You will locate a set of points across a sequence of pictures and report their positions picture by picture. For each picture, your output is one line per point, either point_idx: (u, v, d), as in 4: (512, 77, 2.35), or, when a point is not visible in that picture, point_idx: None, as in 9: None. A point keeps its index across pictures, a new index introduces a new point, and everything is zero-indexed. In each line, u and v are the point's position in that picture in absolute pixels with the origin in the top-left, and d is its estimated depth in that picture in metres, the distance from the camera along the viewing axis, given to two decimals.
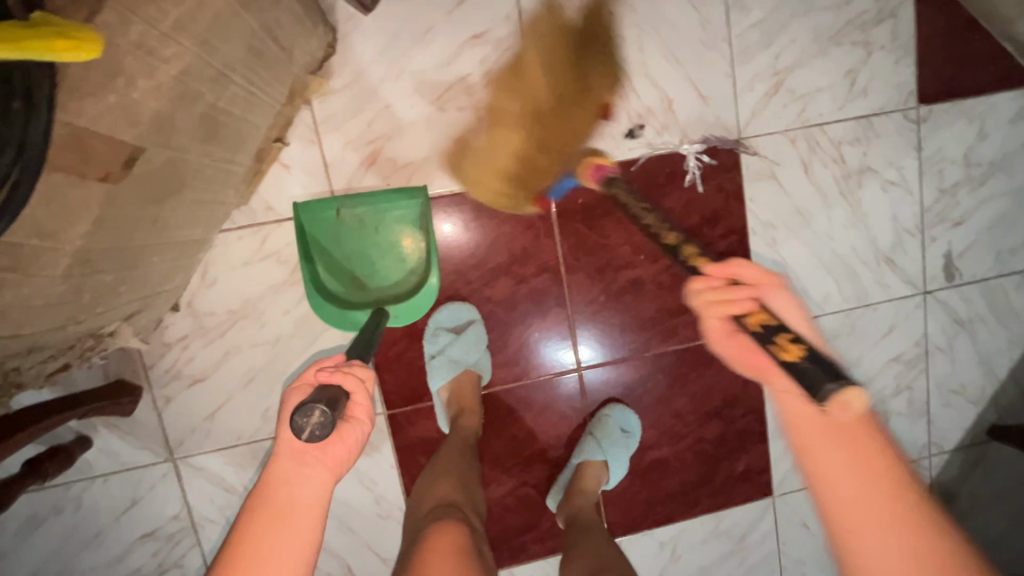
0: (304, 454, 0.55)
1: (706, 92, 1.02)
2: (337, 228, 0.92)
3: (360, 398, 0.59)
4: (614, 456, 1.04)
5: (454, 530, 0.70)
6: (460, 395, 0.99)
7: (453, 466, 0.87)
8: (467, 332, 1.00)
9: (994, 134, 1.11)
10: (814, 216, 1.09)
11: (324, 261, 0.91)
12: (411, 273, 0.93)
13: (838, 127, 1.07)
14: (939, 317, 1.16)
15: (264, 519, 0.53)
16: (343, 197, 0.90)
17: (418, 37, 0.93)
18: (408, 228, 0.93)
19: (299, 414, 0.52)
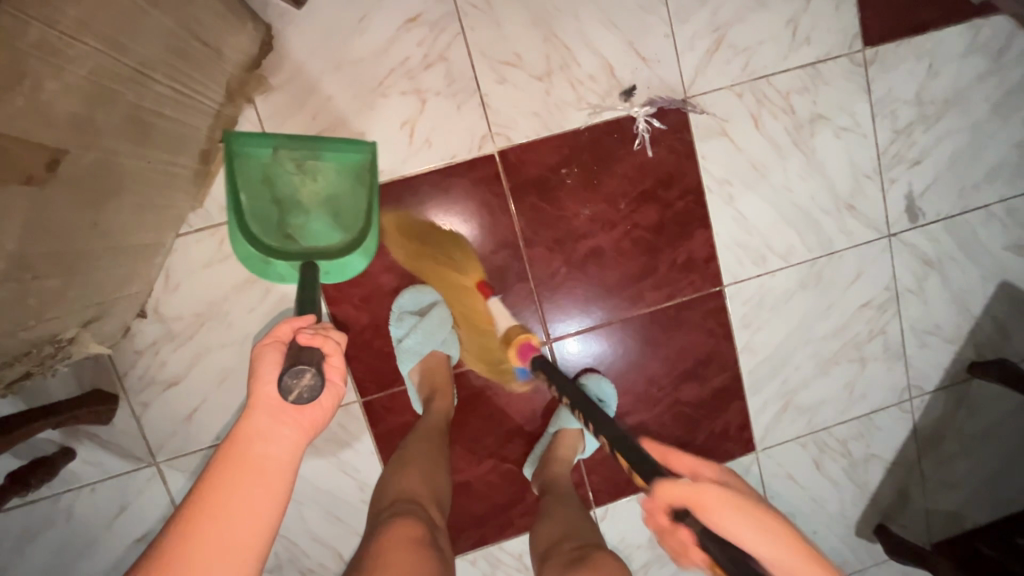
0: (282, 412, 0.53)
1: (647, 54, 1.02)
2: (269, 168, 0.86)
3: (337, 361, 0.57)
4: (590, 425, 1.05)
5: (413, 521, 0.73)
6: (430, 376, 1.01)
7: (417, 452, 0.89)
8: (431, 315, 1.01)
9: (944, 70, 1.11)
10: (770, 168, 1.09)
11: (250, 197, 0.83)
12: (350, 232, 0.89)
13: (784, 78, 1.07)
14: (907, 258, 1.16)
15: (236, 473, 0.51)
16: (281, 137, 0.87)
17: (352, 27, 0.94)
18: (347, 180, 0.91)
19: (289, 375, 0.53)
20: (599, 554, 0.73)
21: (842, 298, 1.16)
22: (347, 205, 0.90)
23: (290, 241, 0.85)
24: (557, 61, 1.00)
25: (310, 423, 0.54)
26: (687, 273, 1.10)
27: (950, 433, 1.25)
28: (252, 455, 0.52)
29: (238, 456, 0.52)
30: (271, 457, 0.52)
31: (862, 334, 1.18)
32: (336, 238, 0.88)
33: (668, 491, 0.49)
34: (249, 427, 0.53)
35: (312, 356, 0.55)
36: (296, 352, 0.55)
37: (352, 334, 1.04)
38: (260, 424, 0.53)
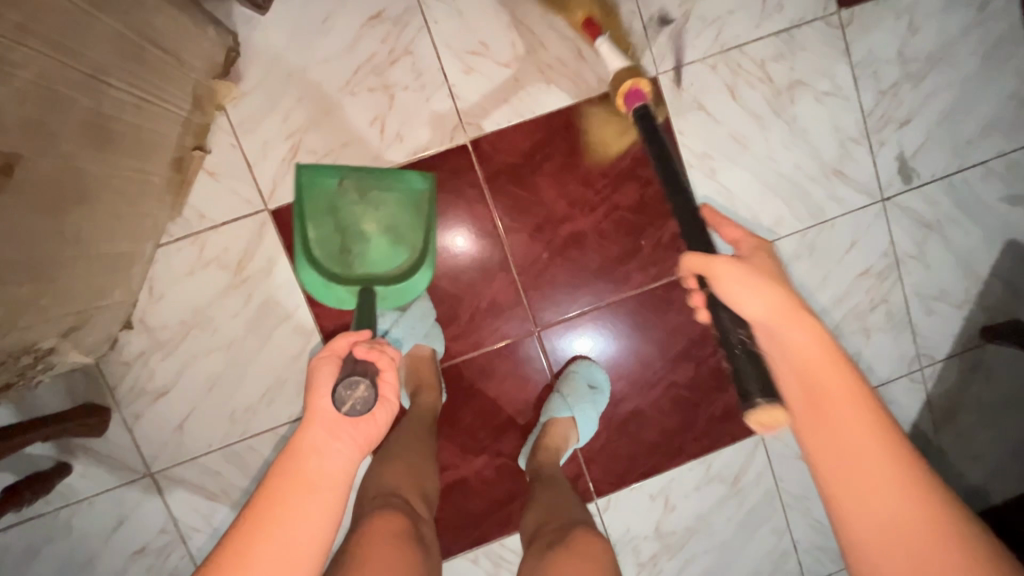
0: (338, 425, 0.58)
1: (614, 33, 1.01)
2: (336, 198, 0.88)
3: (390, 377, 0.63)
4: (581, 413, 1.02)
5: (394, 514, 0.71)
6: (416, 369, 1.00)
7: (403, 447, 0.88)
8: (412, 307, 0.99)
9: (926, 26, 1.08)
10: (751, 139, 1.06)
11: (315, 225, 0.86)
12: (409, 260, 0.89)
13: (757, 46, 1.04)
14: (903, 222, 1.12)
15: (290, 487, 0.54)
16: (347, 169, 0.89)
17: (316, 28, 0.95)
18: (406, 211, 0.91)
19: (345, 386, 0.58)
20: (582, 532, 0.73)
21: (838, 268, 1.12)
22: (408, 232, 0.90)
23: (349, 268, 0.87)
24: (523, 46, 0.99)
25: (362, 440, 0.59)
26: (673, 252, 1.07)
27: (967, 403, 1.19)
28: (306, 470, 0.55)
29: (293, 471, 0.55)
30: (326, 472, 0.56)
31: (863, 303, 1.13)
32: (394, 265, 0.89)
33: (695, 259, 0.66)
34: (306, 443, 0.57)
35: (368, 369, 0.60)
36: (353, 364, 0.61)
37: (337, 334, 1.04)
38: (318, 442, 0.57)
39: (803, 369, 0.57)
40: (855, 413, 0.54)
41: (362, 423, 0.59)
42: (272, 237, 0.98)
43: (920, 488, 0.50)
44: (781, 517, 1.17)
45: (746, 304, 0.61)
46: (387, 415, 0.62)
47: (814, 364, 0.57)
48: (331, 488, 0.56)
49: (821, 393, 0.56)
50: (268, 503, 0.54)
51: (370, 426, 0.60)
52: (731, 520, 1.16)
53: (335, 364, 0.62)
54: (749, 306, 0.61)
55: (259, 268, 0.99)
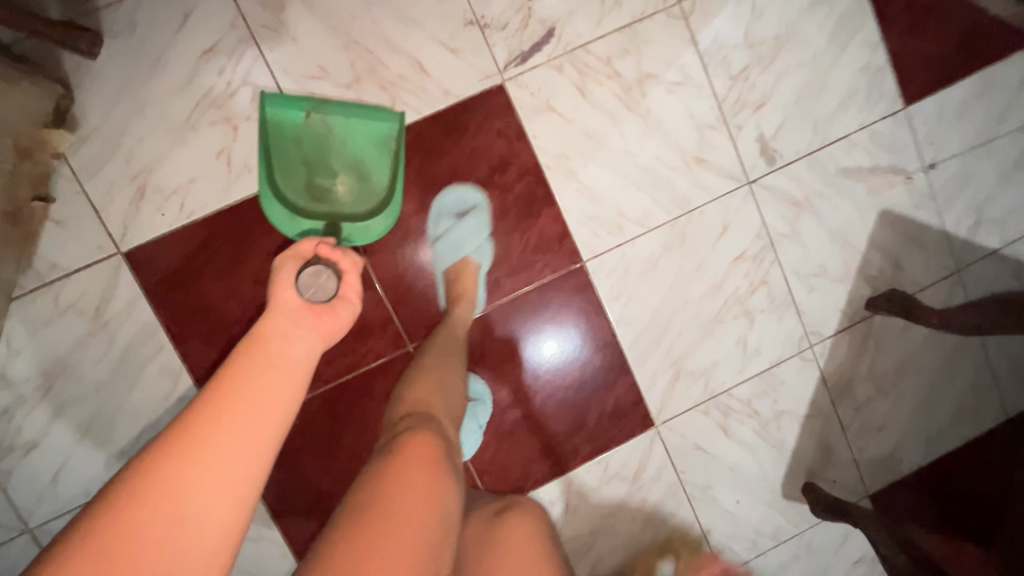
0: (300, 312, 0.65)
1: (455, 45, 1.01)
2: (301, 131, 0.95)
3: (352, 279, 0.75)
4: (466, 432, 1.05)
5: (428, 437, 0.70)
6: (461, 277, 1.01)
7: (438, 364, 0.87)
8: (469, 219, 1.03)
9: (769, 7, 1.08)
10: (607, 136, 1.07)
11: (282, 160, 0.93)
12: (371, 200, 0.97)
13: (601, 44, 1.05)
14: (772, 203, 1.13)
15: (258, 358, 0.57)
16: (314, 102, 0.94)
17: (150, 67, 0.95)
18: (372, 147, 0.97)
19: (313, 274, 0.70)
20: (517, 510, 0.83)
21: (712, 254, 1.12)
22: (372, 171, 0.97)
23: (314, 202, 0.95)
24: (364, 66, 1.00)
25: (327, 327, 0.67)
26: (542, 254, 1.07)
27: (862, 375, 1.19)
28: (275, 344, 0.60)
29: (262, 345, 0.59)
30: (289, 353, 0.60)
31: (742, 287, 1.14)
32: (358, 205, 0.97)
33: None
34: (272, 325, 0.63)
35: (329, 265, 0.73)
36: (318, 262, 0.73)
37: (202, 370, 1.01)
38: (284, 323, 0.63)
39: None
40: None
41: (327, 313, 0.68)
42: (128, 278, 0.98)
43: None
44: (687, 509, 1.16)
45: None
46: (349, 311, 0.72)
47: None
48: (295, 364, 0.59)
49: None
50: (231, 378, 0.54)
51: (335, 316, 0.68)
52: (636, 518, 1.15)
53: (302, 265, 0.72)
54: None
55: (117, 311, 0.98)
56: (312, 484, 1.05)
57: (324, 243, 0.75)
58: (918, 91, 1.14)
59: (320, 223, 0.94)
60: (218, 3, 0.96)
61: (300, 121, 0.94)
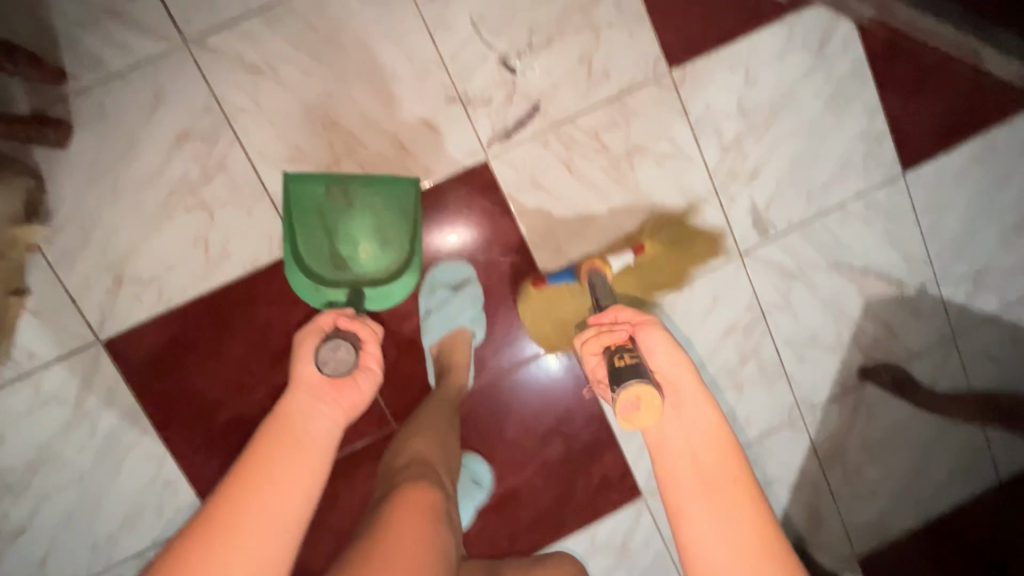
0: (322, 390, 0.69)
1: (437, 122, 0.98)
2: (322, 205, 0.92)
3: (373, 348, 0.77)
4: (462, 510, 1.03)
5: (429, 485, 0.72)
6: (451, 350, 0.99)
7: (433, 420, 0.87)
8: (466, 291, 1.01)
9: (763, 75, 1.04)
10: (595, 211, 1.04)
11: (304, 233, 0.91)
12: (393, 266, 0.94)
13: (588, 118, 1.01)
14: (764, 274, 1.10)
15: (281, 442, 0.60)
16: (334, 176, 0.92)
17: (124, 155, 0.93)
18: (392, 215, 0.94)
19: (331, 348, 0.71)
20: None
21: (702, 327, 1.10)
22: (393, 236, 0.94)
23: (337, 272, 0.92)
24: (343, 147, 0.97)
25: (348, 400, 0.70)
26: (528, 331, 1.06)
27: (853, 443, 1.18)
28: (298, 427, 0.63)
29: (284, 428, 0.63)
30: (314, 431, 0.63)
31: (732, 358, 1.12)
32: (380, 270, 0.94)
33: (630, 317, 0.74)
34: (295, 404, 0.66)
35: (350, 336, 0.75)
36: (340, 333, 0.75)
37: (186, 455, 1.00)
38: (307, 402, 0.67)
39: (692, 454, 0.63)
40: (746, 498, 0.61)
41: (347, 386, 0.70)
42: (108, 366, 0.97)
43: (751, 496, 0.61)
44: None
45: (653, 357, 0.69)
46: (371, 381, 0.74)
47: (688, 452, 0.63)
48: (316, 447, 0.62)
49: (710, 475, 0.62)
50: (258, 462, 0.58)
51: (356, 389, 0.71)
52: None
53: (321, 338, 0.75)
54: (667, 425, 0.65)
55: (98, 398, 0.97)
56: (298, 562, 1.05)
57: (342, 316, 0.78)
58: (919, 157, 1.10)
59: (343, 292, 0.93)
60: (191, 86, 0.93)
61: (322, 195, 0.92)
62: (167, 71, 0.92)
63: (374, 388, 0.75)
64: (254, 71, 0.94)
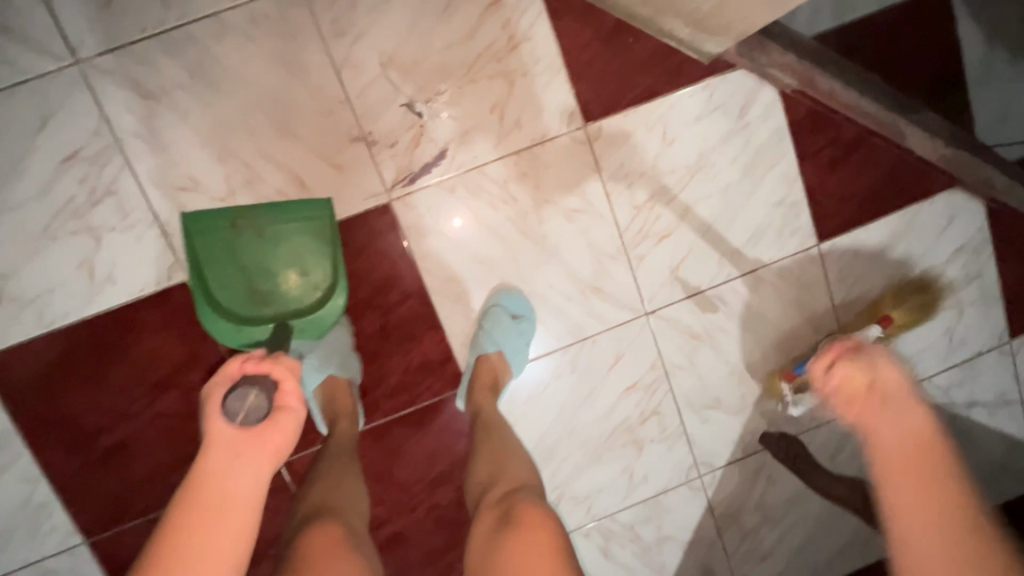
0: (237, 445, 0.57)
1: (339, 160, 0.96)
2: (229, 237, 0.91)
3: (291, 384, 0.64)
4: (512, 345, 1.01)
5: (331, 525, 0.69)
6: (332, 396, 0.95)
7: (329, 465, 0.83)
8: (329, 337, 0.96)
9: (680, 136, 1.03)
10: (499, 262, 1.03)
11: (217, 273, 0.89)
12: (318, 292, 0.92)
13: (497, 166, 1.00)
14: (670, 334, 1.09)
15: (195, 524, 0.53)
16: (239, 210, 0.91)
17: (8, 172, 0.90)
18: (310, 238, 0.92)
19: (236, 398, 0.59)
20: (521, 507, 0.72)
21: (603, 384, 1.09)
22: (313, 264, 0.92)
23: (258, 308, 0.91)
24: (239, 179, 0.94)
25: (273, 453, 0.59)
26: (423, 376, 1.04)
27: (751, 505, 1.17)
28: (211, 499, 0.54)
29: (198, 503, 0.54)
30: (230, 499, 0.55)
31: (633, 416, 1.11)
32: (304, 300, 0.92)
33: None
34: (208, 469, 0.56)
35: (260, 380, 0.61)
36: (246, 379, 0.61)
37: (62, 477, 0.98)
38: (220, 464, 0.56)
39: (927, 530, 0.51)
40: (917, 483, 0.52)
41: (270, 436, 0.59)
42: None
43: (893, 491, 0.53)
44: None
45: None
46: (296, 421, 0.62)
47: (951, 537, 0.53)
48: (239, 519, 0.55)
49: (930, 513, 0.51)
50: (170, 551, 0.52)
51: (278, 437, 0.60)
52: None
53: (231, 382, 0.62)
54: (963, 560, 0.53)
55: None
56: None
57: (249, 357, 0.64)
58: (835, 228, 1.09)
59: (268, 327, 0.90)
60: (82, 108, 0.90)
61: (228, 230, 0.90)
62: (57, 90, 0.89)
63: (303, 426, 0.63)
64: (148, 96, 0.91)
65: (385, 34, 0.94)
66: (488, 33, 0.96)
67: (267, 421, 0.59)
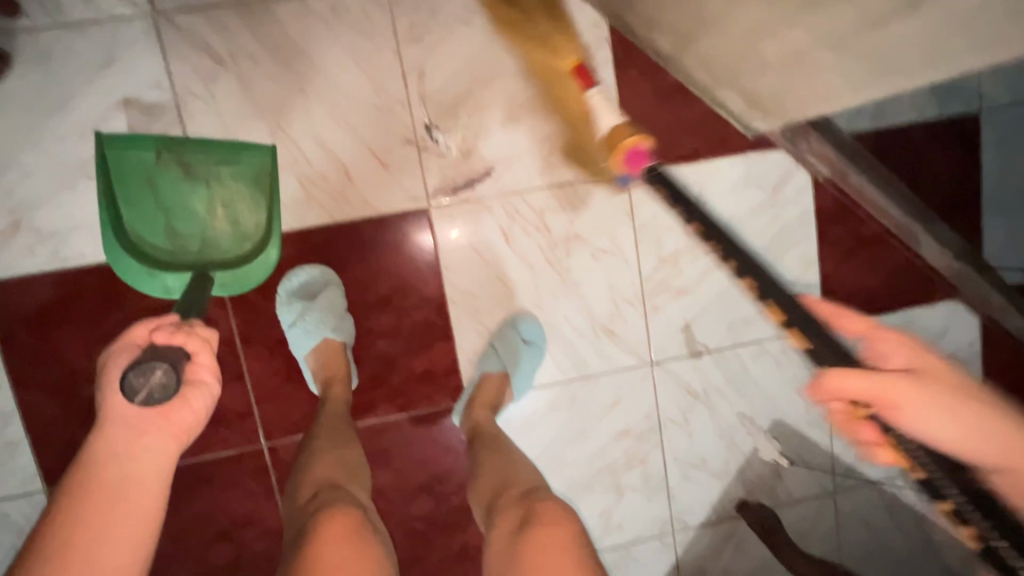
0: (139, 422, 0.58)
1: (387, 159, 0.98)
2: (154, 175, 0.89)
3: (204, 359, 0.66)
4: (518, 368, 1.02)
5: (342, 510, 0.69)
6: (326, 357, 0.95)
7: (325, 449, 0.82)
8: (321, 300, 0.95)
9: (714, 201, 1.08)
10: (520, 287, 1.04)
11: (134, 209, 0.87)
12: (246, 245, 0.92)
13: (537, 195, 1.02)
14: (670, 389, 1.11)
15: (94, 500, 0.54)
16: (166, 142, 0.88)
17: (56, 104, 0.90)
18: (244, 188, 0.91)
19: (139, 374, 0.59)
20: (542, 503, 0.74)
21: (598, 423, 1.10)
22: (243, 214, 0.92)
23: (178, 252, 0.90)
24: (288, 157, 0.95)
25: (177, 426, 0.60)
26: (424, 385, 1.04)
27: (715, 571, 1.18)
28: (110, 476, 0.56)
29: (95, 480, 0.55)
30: (132, 475, 0.56)
31: (619, 462, 1.12)
32: (231, 251, 0.92)
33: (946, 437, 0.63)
34: (106, 444, 0.57)
35: (169, 353, 0.62)
36: (156, 349, 0.62)
37: (36, 420, 0.95)
38: (123, 440, 0.57)
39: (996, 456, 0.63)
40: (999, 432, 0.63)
41: (175, 411, 0.60)
42: None
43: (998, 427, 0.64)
44: None
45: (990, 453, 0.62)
46: (206, 398, 0.64)
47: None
48: (142, 490, 0.56)
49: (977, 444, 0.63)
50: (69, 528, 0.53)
51: (184, 411, 0.61)
52: None
53: (132, 354, 0.63)
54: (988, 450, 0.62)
55: None
56: None
57: (159, 328, 0.65)
58: None
59: (184, 275, 0.89)
60: (148, 59, 0.91)
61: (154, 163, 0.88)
62: (127, 35, 0.90)
63: (211, 401, 0.66)
64: (216, 60, 0.92)
65: (458, 51, 0.97)
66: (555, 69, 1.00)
67: (174, 401, 0.60)
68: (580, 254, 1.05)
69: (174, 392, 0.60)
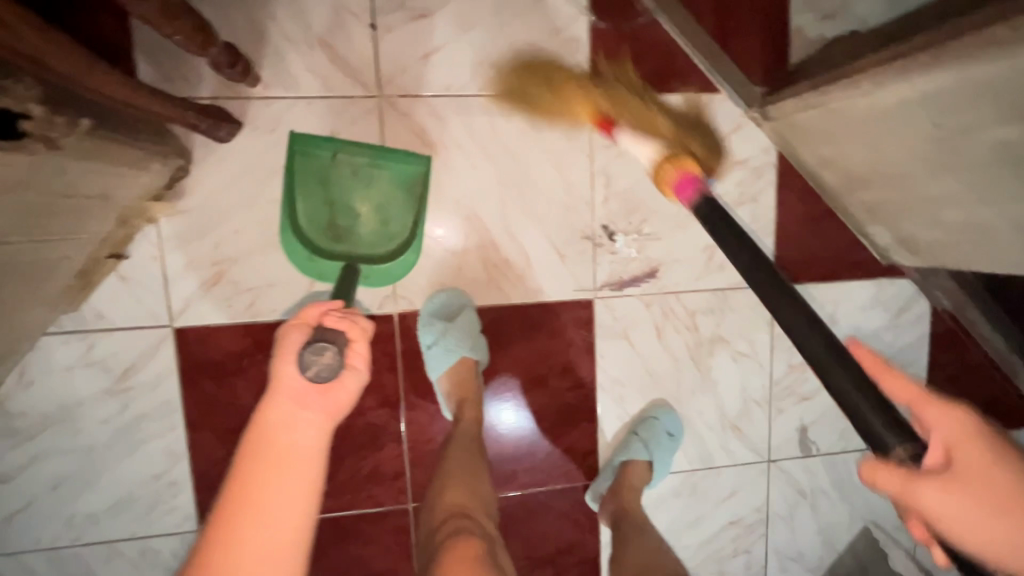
0: (305, 396, 0.54)
1: (565, 251, 1.04)
2: (326, 171, 0.92)
3: (361, 347, 0.63)
4: (658, 459, 1.08)
5: (469, 538, 0.73)
6: (460, 384, 0.98)
7: (454, 471, 0.86)
8: (460, 319, 0.99)
9: (844, 318, 1.17)
10: (663, 380, 1.11)
11: (306, 200, 0.91)
12: (392, 244, 0.95)
13: (691, 297, 1.10)
14: (782, 486, 1.19)
15: (263, 468, 0.50)
16: (341, 142, 0.91)
17: (274, 169, 0.94)
18: (397, 191, 0.94)
19: (312, 350, 0.56)
20: None
21: (713, 511, 1.17)
22: (394, 215, 0.94)
23: (334, 242, 0.93)
24: (477, 240, 1.01)
25: (337, 406, 0.55)
26: (565, 463, 1.10)
27: None
28: (277, 448, 0.51)
29: (262, 450, 0.50)
30: (295, 449, 0.51)
31: (726, 549, 1.18)
32: (378, 249, 0.94)
33: None
34: (272, 416, 0.52)
35: (336, 336, 0.60)
36: (324, 332, 0.60)
37: (203, 462, 0.98)
38: (287, 413, 0.53)
39: None
40: None
41: (338, 391, 0.56)
42: (168, 352, 0.95)
43: None
44: None
45: None
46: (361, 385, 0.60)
47: None
48: (307, 471, 0.51)
49: None
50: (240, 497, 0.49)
51: (345, 392, 0.57)
52: None
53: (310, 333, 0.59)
54: None
55: (142, 380, 0.95)
56: None
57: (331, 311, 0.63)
58: None
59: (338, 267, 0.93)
60: (365, 137, 0.96)
61: (328, 160, 0.91)
62: (350, 115, 0.95)
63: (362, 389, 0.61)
64: (427, 145, 0.98)
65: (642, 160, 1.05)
66: (724, 185, 1.08)
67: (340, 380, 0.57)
68: (721, 354, 1.12)
69: (339, 372, 0.57)
